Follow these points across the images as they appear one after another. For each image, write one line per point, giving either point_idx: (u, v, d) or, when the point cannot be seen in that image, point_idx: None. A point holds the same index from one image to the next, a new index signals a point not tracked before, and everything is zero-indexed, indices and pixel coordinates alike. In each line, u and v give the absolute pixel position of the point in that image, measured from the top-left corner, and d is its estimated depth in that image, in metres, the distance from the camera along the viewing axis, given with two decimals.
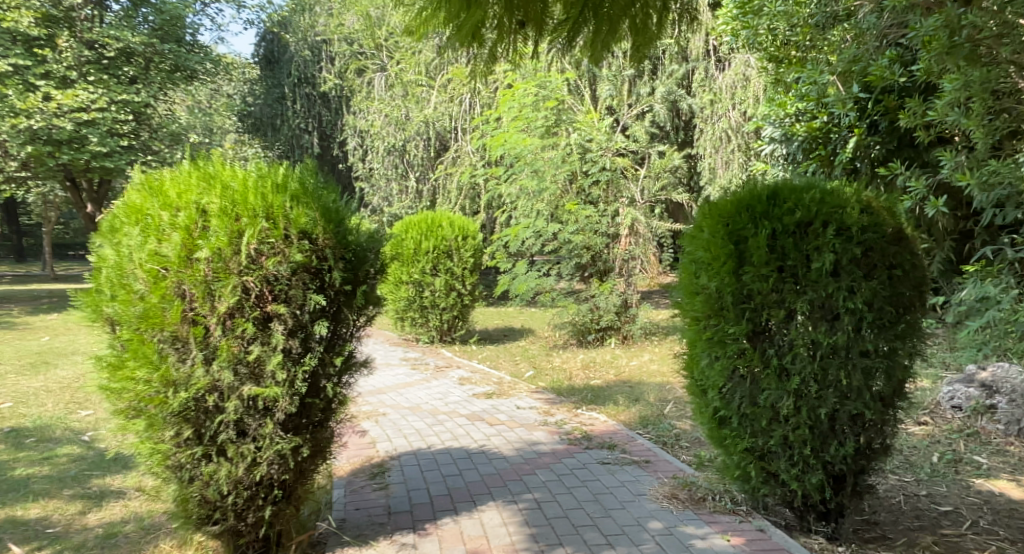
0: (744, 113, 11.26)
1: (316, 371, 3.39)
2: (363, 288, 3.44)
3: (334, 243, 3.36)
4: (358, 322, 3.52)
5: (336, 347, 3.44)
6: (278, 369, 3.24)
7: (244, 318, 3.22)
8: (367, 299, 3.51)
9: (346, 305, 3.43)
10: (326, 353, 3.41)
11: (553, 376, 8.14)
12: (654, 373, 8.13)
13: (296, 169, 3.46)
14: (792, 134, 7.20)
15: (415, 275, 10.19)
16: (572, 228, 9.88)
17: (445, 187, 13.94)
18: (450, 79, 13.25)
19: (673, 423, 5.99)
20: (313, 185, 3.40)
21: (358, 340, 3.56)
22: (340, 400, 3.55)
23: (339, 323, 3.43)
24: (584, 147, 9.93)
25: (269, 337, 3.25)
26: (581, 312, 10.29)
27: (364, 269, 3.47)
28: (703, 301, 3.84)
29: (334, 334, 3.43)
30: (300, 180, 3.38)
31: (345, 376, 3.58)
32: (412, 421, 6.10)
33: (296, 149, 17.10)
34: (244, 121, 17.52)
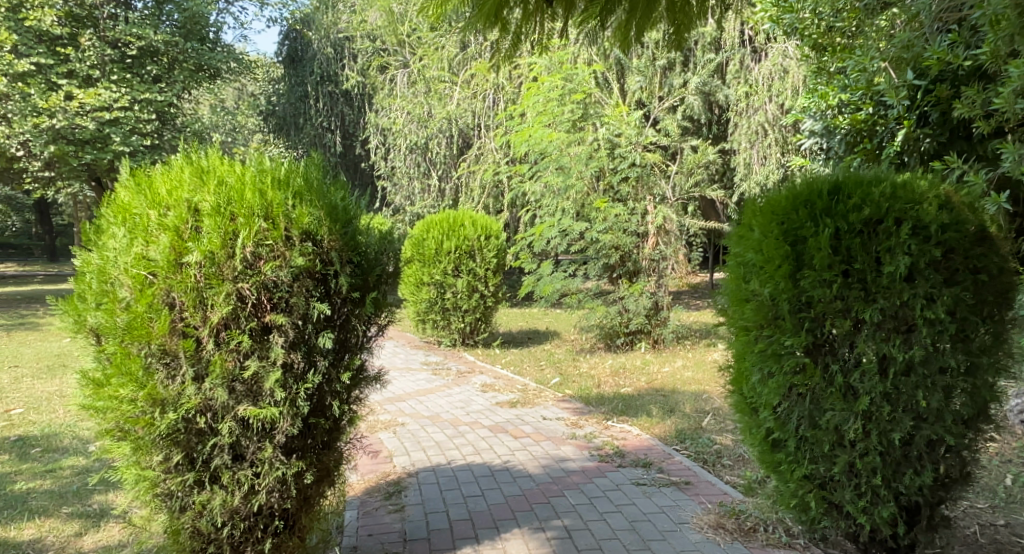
0: (782, 105, 10.83)
1: (322, 388, 2.98)
2: (373, 296, 3.02)
3: (340, 245, 2.94)
4: (370, 332, 3.14)
5: (344, 361, 3.04)
6: (278, 387, 2.80)
7: (240, 330, 2.77)
8: (378, 307, 3.11)
9: (357, 314, 3.04)
10: (333, 368, 3.00)
11: (581, 383, 7.74)
12: (688, 380, 7.71)
13: (301, 163, 3.04)
14: (833, 125, 6.23)
15: (437, 276, 9.85)
16: (599, 227, 9.49)
17: (468, 185, 13.58)
18: (474, 74, 12.87)
19: (712, 438, 5.57)
20: (319, 182, 2.98)
21: (370, 353, 3.17)
22: (349, 418, 3.17)
23: (348, 334, 3.04)
24: (612, 142, 9.51)
25: (268, 350, 2.81)
26: (609, 314, 9.86)
27: (375, 273, 3.07)
28: (758, 309, 3.43)
29: (343, 346, 3.04)
30: (304, 175, 2.95)
31: (356, 392, 3.19)
32: (432, 432, 5.72)
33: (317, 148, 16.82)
34: (267, 120, 17.28)
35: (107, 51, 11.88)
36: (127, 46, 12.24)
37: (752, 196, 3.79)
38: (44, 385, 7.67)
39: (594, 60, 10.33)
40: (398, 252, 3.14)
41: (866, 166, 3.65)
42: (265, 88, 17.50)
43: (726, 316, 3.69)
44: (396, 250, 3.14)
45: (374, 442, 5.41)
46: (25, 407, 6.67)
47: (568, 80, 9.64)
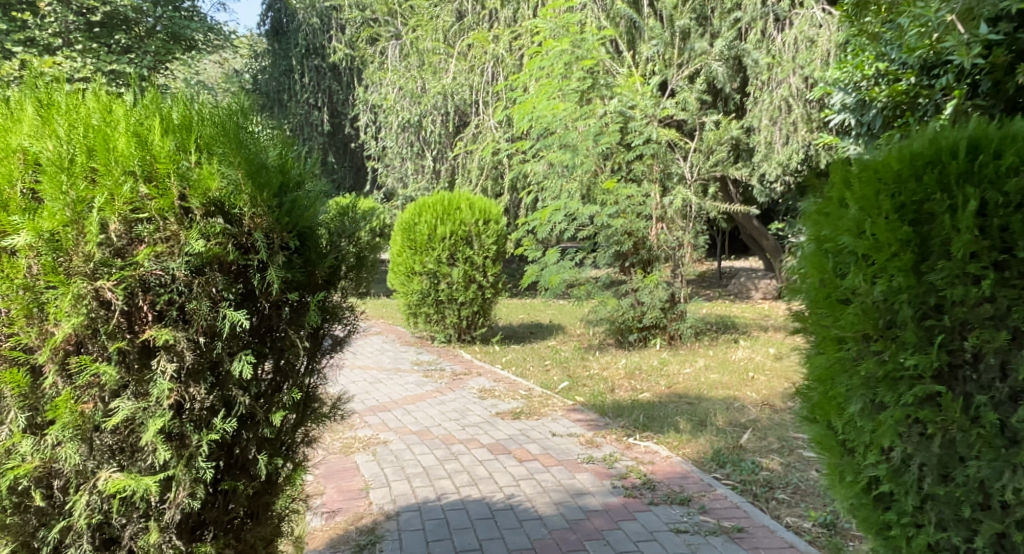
0: (808, 78, 9.86)
1: (241, 433, 2.17)
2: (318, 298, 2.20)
3: (267, 221, 2.11)
4: (318, 349, 2.31)
5: (277, 394, 2.21)
6: (162, 441, 2.03)
7: (96, 359, 2.00)
8: (326, 313, 2.29)
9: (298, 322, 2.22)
10: (259, 403, 2.18)
11: (592, 387, 6.80)
12: (714, 384, 6.77)
13: (215, 104, 2.20)
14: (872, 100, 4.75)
15: (429, 266, 8.85)
16: (611, 211, 8.46)
17: (465, 166, 12.60)
18: (472, 44, 11.86)
19: (757, 461, 4.61)
20: (241, 130, 2.15)
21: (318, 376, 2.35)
22: (290, 470, 2.33)
23: (279, 352, 2.20)
24: (625, 116, 8.52)
25: (147, 388, 2.03)
26: (621, 307, 8.89)
27: (322, 264, 2.25)
28: (863, 313, 2.50)
29: (275, 370, 2.21)
30: (215, 120, 2.12)
31: (301, 432, 2.36)
32: (421, 452, 4.78)
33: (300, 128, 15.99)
34: None
35: (70, 17, 10.85)
36: (92, 13, 11.25)
37: (842, 160, 2.86)
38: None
39: (604, 24, 9.32)
40: (359, 235, 2.37)
41: (983, 119, 2.76)
42: (250, 65, 16.37)
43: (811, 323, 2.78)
44: (352, 234, 2.35)
45: (343, 464, 4.56)
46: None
47: (575, 46, 8.61)
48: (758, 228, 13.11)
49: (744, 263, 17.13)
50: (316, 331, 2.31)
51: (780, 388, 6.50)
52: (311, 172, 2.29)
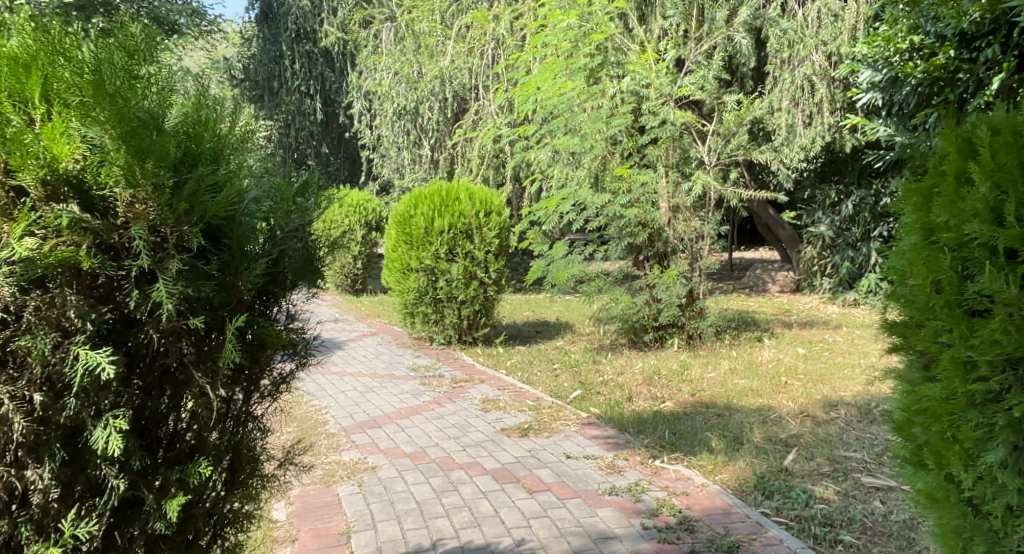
0: (830, 54, 9.24)
1: (125, 508, 2.10)
2: (235, 322, 2.06)
3: (156, 201, 2.01)
4: (253, 388, 2.26)
5: (176, 448, 2.15)
6: None
7: None
8: (259, 342, 2.22)
9: (211, 357, 2.13)
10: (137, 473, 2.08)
11: (607, 395, 6.18)
12: (741, 390, 6.11)
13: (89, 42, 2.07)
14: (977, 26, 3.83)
15: (427, 262, 8.18)
16: (624, 200, 7.78)
17: (465, 155, 11.88)
18: (471, 24, 11.19)
19: (809, 490, 3.93)
20: (119, 80, 2.02)
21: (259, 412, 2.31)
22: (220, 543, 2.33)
23: (180, 395, 2.13)
24: (638, 95, 7.92)
25: None
26: (635, 305, 8.12)
27: (247, 271, 2.15)
28: (1009, 330, 2.02)
29: (192, 418, 2.14)
30: (67, 66, 1.99)
31: (229, 500, 2.28)
32: (416, 480, 4.11)
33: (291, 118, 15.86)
34: None
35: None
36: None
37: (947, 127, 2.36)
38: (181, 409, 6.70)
39: None
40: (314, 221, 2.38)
41: None
42: (240, 53, 15.82)
43: (911, 333, 2.32)
44: (294, 227, 2.31)
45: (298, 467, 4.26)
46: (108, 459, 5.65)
47: (583, 20, 7.98)
48: (773, 217, 12.38)
49: (754, 254, 16.42)
50: (252, 365, 2.24)
51: (818, 395, 5.81)
52: (236, 143, 2.23)
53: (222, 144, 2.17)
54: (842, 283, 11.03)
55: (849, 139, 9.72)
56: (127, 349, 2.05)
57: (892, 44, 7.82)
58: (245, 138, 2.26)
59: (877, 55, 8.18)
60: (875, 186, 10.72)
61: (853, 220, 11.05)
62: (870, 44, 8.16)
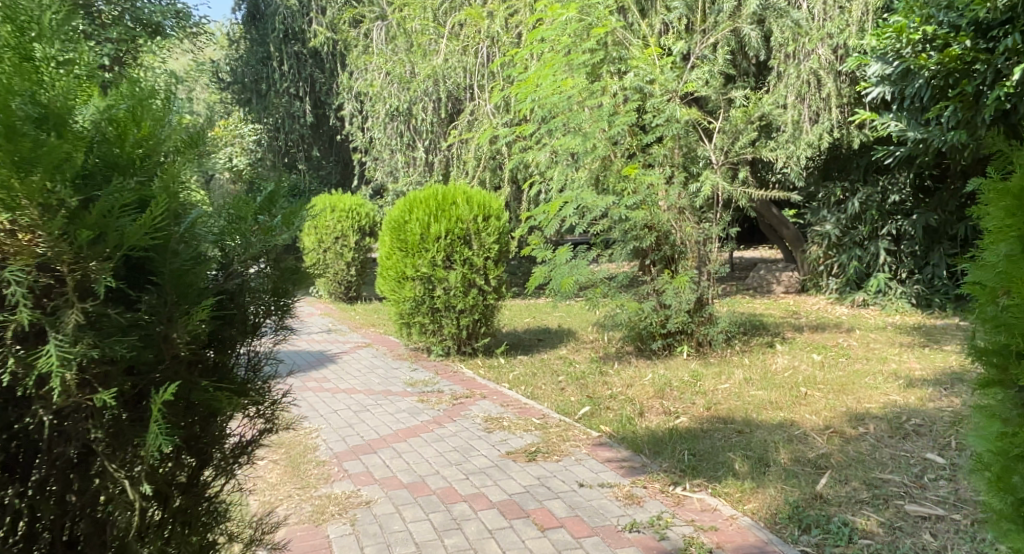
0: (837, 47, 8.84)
1: None
2: (161, 398, 1.95)
3: (59, 216, 1.93)
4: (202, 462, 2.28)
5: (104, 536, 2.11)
6: None
7: None
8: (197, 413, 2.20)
9: (130, 439, 2.03)
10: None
11: (617, 411, 5.87)
12: (759, 403, 5.73)
13: None
14: None
15: (423, 270, 7.80)
16: (630, 202, 7.42)
17: (460, 156, 11.50)
18: (465, 21, 10.85)
19: (849, 521, 3.57)
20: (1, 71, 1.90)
21: (215, 475, 2.35)
22: None
23: (92, 485, 2.07)
24: (642, 92, 7.59)
25: None
26: (642, 312, 7.75)
27: (185, 321, 2.07)
28: None
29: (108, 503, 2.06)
30: None
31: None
32: (415, 513, 3.82)
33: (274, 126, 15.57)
34: (231, 88, 15.69)
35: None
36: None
37: None
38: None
39: None
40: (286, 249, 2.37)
41: None
42: (227, 56, 15.58)
43: (1015, 363, 2.22)
44: (256, 253, 2.30)
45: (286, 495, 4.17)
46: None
47: (583, 13, 7.66)
48: (776, 216, 11.93)
49: (754, 254, 16.05)
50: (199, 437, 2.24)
51: (842, 407, 5.42)
52: (176, 148, 2.18)
53: (145, 149, 2.10)
54: (849, 284, 10.55)
55: (858, 136, 9.31)
56: (14, 443, 2.00)
57: (904, 34, 7.45)
58: (190, 144, 2.21)
59: (886, 47, 7.81)
60: (881, 182, 10.23)
61: (859, 219, 10.46)
62: (879, 35, 7.75)
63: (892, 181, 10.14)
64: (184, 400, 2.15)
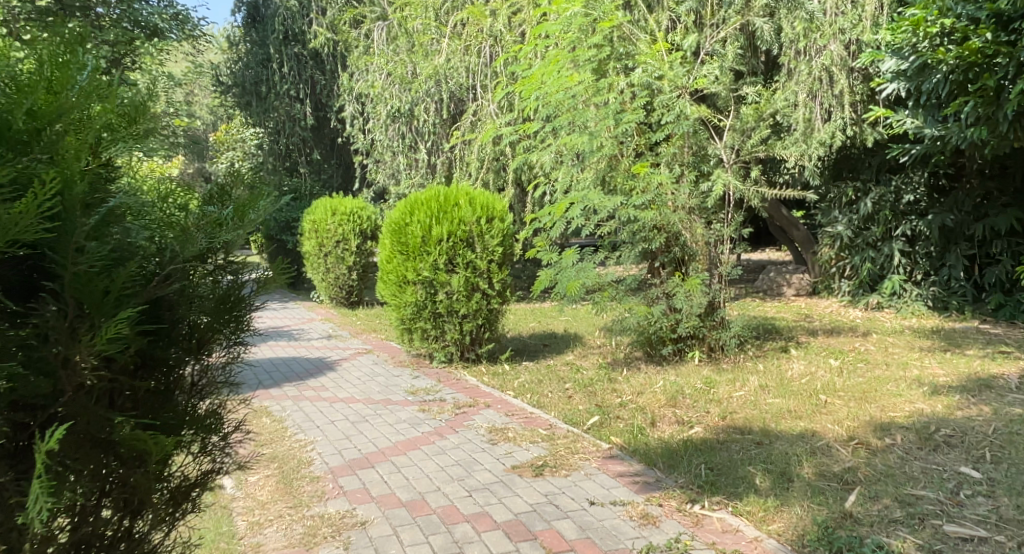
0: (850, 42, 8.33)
1: None
2: (47, 446, 1.91)
3: None
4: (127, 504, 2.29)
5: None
6: None
7: None
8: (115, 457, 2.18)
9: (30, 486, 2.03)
10: None
11: (627, 420, 5.60)
12: (777, 411, 5.45)
13: None
14: None
15: (424, 274, 7.54)
16: (640, 202, 7.15)
17: (463, 157, 11.26)
18: (468, 20, 10.63)
19: (884, 544, 3.33)
20: None
21: (152, 524, 2.38)
22: None
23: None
24: (651, 88, 7.32)
25: None
26: (651, 316, 7.45)
27: (84, 344, 2.04)
28: None
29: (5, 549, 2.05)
30: None
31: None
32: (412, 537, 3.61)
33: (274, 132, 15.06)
34: (231, 91, 15.49)
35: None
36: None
37: None
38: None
39: None
40: (236, 246, 2.38)
41: None
42: (228, 60, 15.39)
43: None
44: (197, 251, 2.28)
45: (277, 519, 4.00)
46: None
47: (590, 7, 7.40)
48: (785, 215, 11.55)
49: (762, 256, 15.75)
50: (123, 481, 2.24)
51: (866, 415, 5.14)
52: (100, 110, 2.13)
53: (47, 122, 2.05)
54: (863, 286, 10.23)
55: (873, 133, 8.98)
56: None
57: (921, 28, 7.22)
58: (121, 121, 2.23)
59: (901, 42, 7.57)
60: (894, 181, 9.83)
61: (872, 219, 10.13)
62: (894, 29, 7.48)
63: (905, 180, 9.77)
64: (98, 441, 2.14)
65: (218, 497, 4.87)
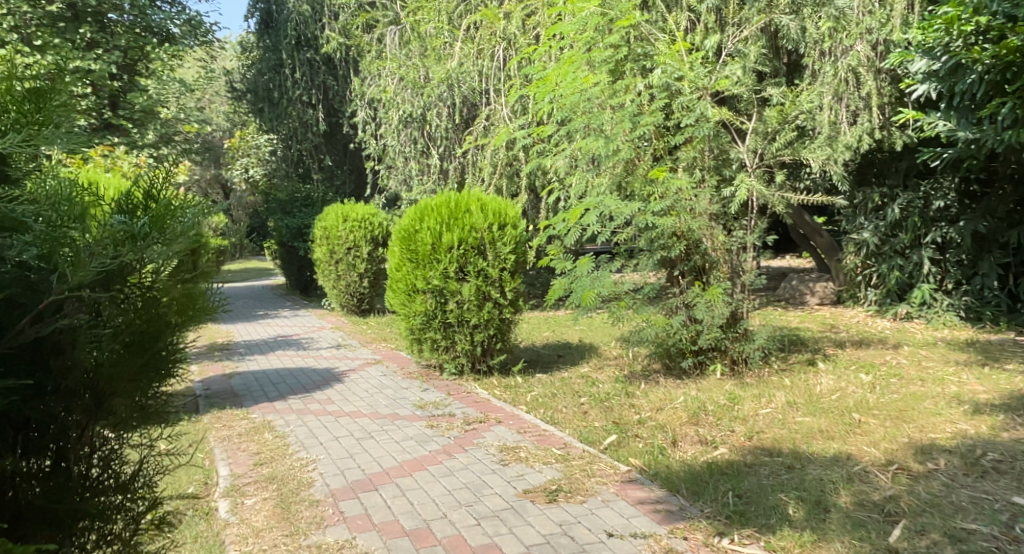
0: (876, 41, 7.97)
1: None
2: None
3: None
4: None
5: None
6: None
7: None
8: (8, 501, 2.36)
9: None
10: None
11: (647, 440, 5.27)
12: (806, 430, 5.11)
13: None
14: None
15: (434, 282, 7.25)
16: (658, 207, 6.84)
17: (476, 163, 10.97)
18: (481, 23, 10.37)
19: None
20: None
21: None
22: None
23: None
24: (670, 89, 7.01)
25: None
26: (671, 327, 7.09)
27: None
28: None
29: None
30: None
31: None
32: None
33: (287, 138, 14.94)
34: (247, 97, 15.45)
35: (23, 7, 11.21)
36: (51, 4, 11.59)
37: None
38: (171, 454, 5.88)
39: None
40: (147, 254, 2.46)
41: None
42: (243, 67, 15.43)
43: None
44: (84, 277, 2.30)
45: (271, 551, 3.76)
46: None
47: (607, 6, 7.09)
48: (809, 222, 11.14)
49: (784, 264, 15.34)
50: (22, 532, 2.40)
51: (904, 437, 4.79)
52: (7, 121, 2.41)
53: None
54: (891, 295, 9.83)
55: (902, 137, 8.59)
56: None
57: (955, 26, 6.82)
58: (27, 126, 2.42)
59: (933, 42, 7.15)
60: (923, 187, 9.47)
61: (900, 225, 9.69)
62: (927, 27, 7.11)
63: (935, 186, 9.40)
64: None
65: (212, 522, 4.61)
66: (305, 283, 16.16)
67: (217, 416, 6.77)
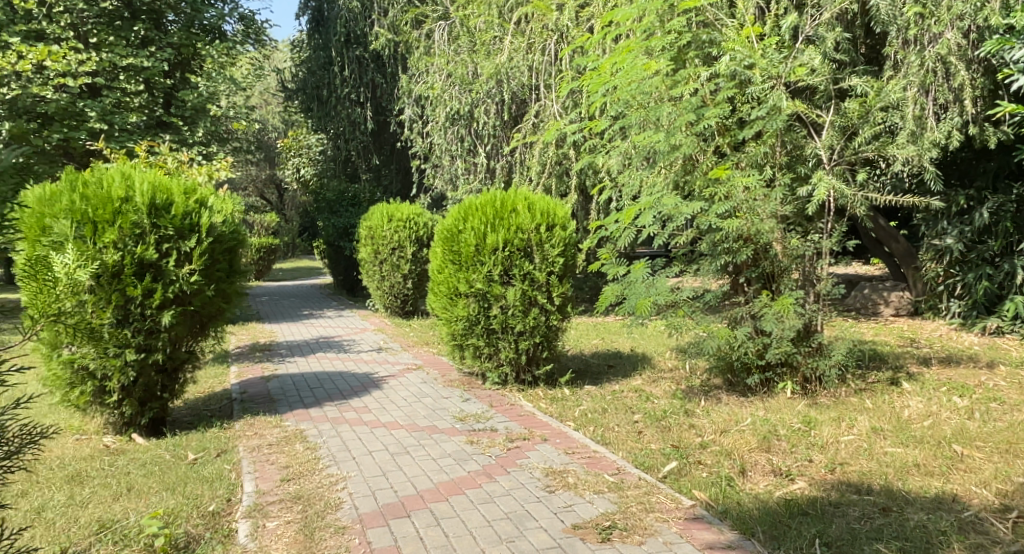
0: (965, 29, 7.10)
1: None
2: None
3: None
4: None
5: None
6: None
7: None
8: None
9: None
10: None
11: (712, 469, 4.65)
12: (896, 464, 4.44)
13: None
14: None
15: (477, 285, 6.74)
16: (721, 208, 6.22)
17: (524, 162, 10.42)
18: (532, 14, 9.83)
19: None
20: None
21: None
22: None
23: None
24: (739, 79, 6.39)
25: None
26: (735, 340, 6.42)
27: None
28: None
29: None
30: None
31: None
32: None
33: (336, 137, 14.72)
34: (299, 95, 15.38)
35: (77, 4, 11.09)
36: (105, 1, 11.43)
37: None
38: (198, 463, 5.41)
39: None
40: None
41: None
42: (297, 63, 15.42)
43: None
44: None
45: None
46: (101, 527, 4.37)
47: None
48: (884, 227, 10.33)
49: (854, 270, 14.43)
50: None
51: (1020, 478, 4.13)
52: None
53: None
54: (977, 308, 9.01)
55: (995, 135, 7.79)
56: None
57: None
58: None
59: None
60: (1015, 190, 8.67)
61: (989, 231, 8.88)
62: None
63: None
64: None
65: (230, 548, 4.17)
66: (351, 283, 15.81)
67: (249, 423, 6.34)
